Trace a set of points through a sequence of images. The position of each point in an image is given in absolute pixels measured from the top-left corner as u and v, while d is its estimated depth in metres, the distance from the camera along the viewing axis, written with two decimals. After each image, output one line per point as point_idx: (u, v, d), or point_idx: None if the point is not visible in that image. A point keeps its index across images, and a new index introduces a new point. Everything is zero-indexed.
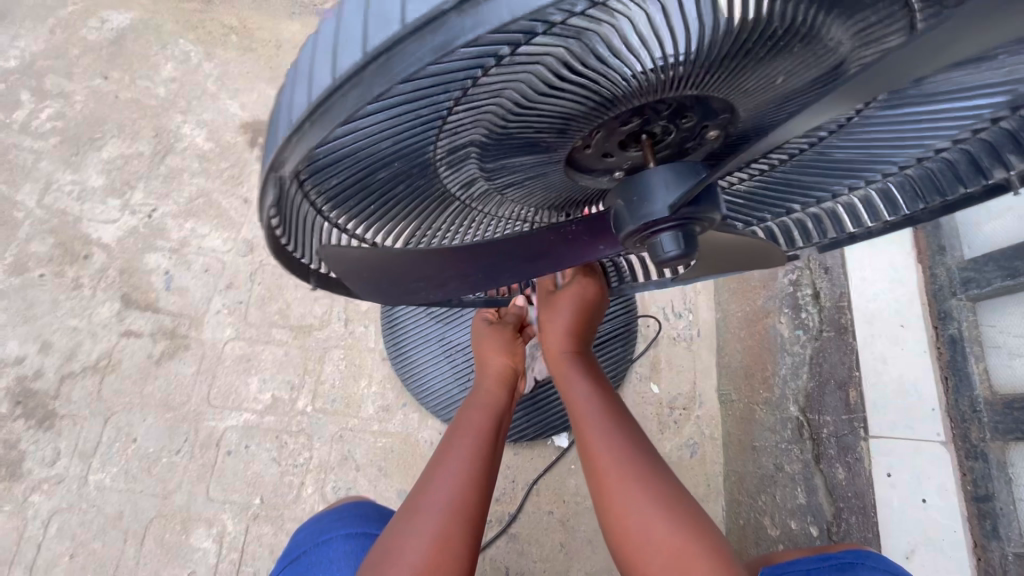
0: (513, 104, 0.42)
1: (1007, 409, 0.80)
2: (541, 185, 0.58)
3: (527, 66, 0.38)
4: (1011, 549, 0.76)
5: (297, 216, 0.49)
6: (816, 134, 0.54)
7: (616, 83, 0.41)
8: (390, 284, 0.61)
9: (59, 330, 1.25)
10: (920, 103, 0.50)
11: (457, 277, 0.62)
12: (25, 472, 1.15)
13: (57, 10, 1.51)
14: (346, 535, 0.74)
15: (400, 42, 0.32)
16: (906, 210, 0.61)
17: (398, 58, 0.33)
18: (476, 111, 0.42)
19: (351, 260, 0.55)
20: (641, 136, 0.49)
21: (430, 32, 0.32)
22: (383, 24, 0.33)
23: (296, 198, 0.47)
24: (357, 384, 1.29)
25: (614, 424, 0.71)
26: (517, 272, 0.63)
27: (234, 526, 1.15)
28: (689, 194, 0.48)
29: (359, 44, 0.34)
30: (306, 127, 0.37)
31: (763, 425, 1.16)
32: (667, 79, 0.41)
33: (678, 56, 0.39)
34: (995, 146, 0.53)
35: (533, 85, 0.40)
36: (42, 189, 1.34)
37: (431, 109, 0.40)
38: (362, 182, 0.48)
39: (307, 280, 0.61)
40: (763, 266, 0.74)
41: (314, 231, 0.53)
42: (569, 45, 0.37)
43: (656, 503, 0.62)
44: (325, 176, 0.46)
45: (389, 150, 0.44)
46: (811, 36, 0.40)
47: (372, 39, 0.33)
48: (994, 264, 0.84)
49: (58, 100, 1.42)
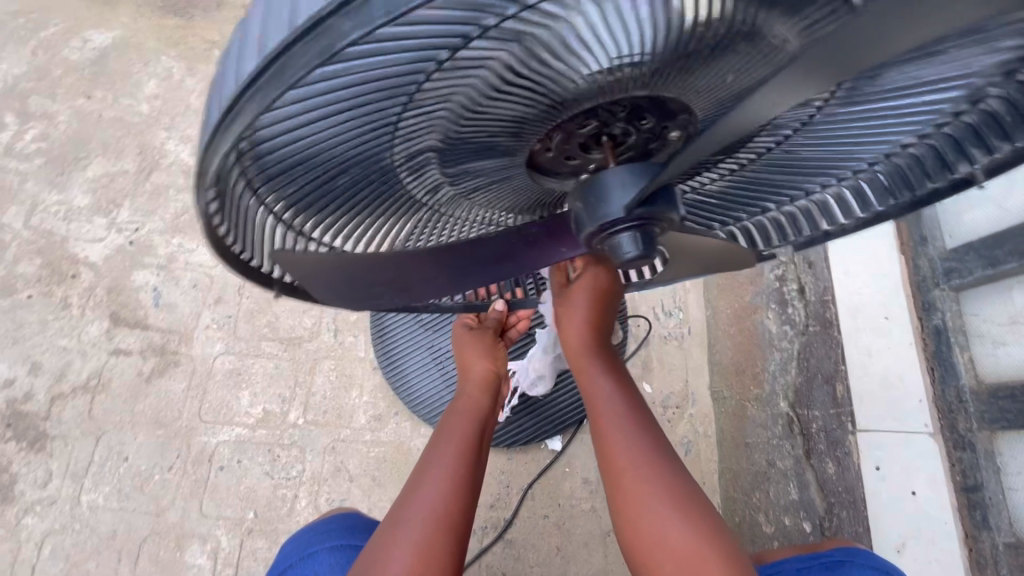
0: (462, 107, 0.41)
1: (993, 399, 0.80)
2: (508, 189, 0.57)
3: (472, 70, 0.38)
4: (1001, 539, 0.76)
5: (250, 221, 0.49)
6: (781, 132, 0.53)
7: (564, 85, 0.40)
8: (355, 290, 0.62)
9: (49, 351, 1.25)
10: (879, 100, 0.50)
11: (424, 281, 0.63)
12: (17, 494, 1.14)
13: (39, 31, 1.51)
14: (331, 547, 0.73)
15: (291, 47, 0.32)
16: (878, 206, 0.61)
17: (291, 63, 0.33)
18: (428, 115, 0.41)
19: (311, 266, 0.55)
20: (601, 138, 0.49)
21: (309, 40, 0.32)
22: (279, 28, 0.33)
23: (245, 203, 0.47)
24: (348, 394, 1.28)
25: (631, 423, 0.66)
26: (486, 277, 0.65)
27: (229, 542, 1.15)
28: (643, 193, 0.49)
29: (254, 53, 0.34)
30: (222, 131, 0.36)
31: (755, 421, 1.15)
32: (617, 80, 0.41)
33: (626, 57, 0.39)
34: (959, 140, 0.53)
35: (479, 89, 0.40)
36: (28, 210, 1.35)
37: (378, 115, 0.40)
38: (320, 187, 0.48)
39: (272, 289, 0.62)
40: (737, 266, 0.73)
41: (270, 236, 0.53)
42: (512, 50, 0.37)
43: (669, 509, 0.59)
44: (280, 183, 0.46)
45: (345, 154, 0.44)
46: (756, 34, 0.39)
47: (269, 43, 0.34)
48: (974, 253, 0.85)
49: (42, 121, 1.43)
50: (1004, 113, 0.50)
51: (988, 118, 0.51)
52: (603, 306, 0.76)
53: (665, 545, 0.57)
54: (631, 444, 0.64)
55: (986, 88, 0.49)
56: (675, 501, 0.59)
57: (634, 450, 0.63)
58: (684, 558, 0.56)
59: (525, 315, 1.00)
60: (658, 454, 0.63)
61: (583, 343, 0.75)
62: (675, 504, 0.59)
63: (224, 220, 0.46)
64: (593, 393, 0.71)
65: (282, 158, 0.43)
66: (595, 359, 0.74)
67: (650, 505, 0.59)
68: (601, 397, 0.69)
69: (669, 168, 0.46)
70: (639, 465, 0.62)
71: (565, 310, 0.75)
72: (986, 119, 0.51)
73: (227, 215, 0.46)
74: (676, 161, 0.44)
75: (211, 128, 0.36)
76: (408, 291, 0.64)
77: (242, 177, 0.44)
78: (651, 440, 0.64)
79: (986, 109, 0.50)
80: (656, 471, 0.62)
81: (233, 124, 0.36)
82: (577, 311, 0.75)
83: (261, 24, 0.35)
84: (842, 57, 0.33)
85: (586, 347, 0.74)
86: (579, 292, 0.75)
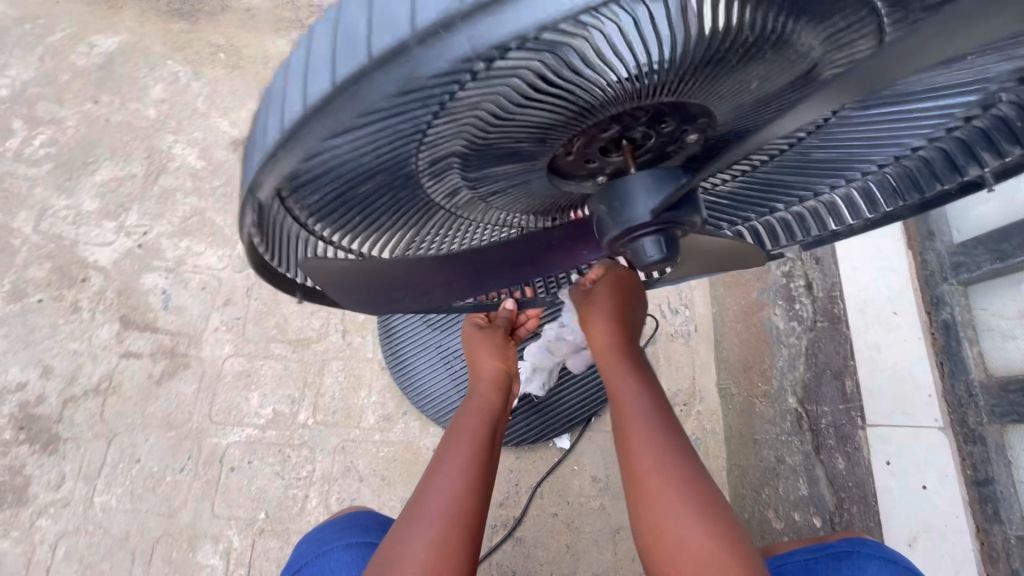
0: (490, 116, 0.41)
1: (1002, 393, 0.82)
2: (526, 193, 0.58)
3: (505, 78, 0.37)
4: (1012, 532, 0.78)
5: (277, 229, 0.50)
6: (798, 134, 0.53)
7: (592, 91, 0.41)
8: (377, 296, 0.63)
9: (60, 354, 1.26)
10: (896, 102, 0.50)
11: (444, 285, 0.65)
12: (30, 496, 1.15)
13: (46, 37, 1.52)
14: (346, 545, 0.74)
15: (368, 72, 0.35)
16: (886, 207, 0.61)
17: (372, 85, 0.35)
18: (455, 123, 0.42)
19: (336, 272, 0.56)
20: (621, 142, 0.50)
21: (393, 65, 0.34)
22: (349, 54, 0.35)
23: (274, 210, 0.47)
24: (357, 395, 1.29)
25: (655, 424, 0.65)
26: (503, 278, 0.66)
27: (241, 542, 1.16)
28: (670, 200, 0.50)
29: (330, 73, 0.36)
30: (280, 153, 0.40)
31: (764, 418, 1.13)
32: (644, 85, 0.42)
33: (657, 64, 0.40)
34: (969, 144, 0.54)
35: (509, 97, 0.39)
36: (37, 215, 1.36)
37: (410, 124, 0.40)
38: (343, 195, 0.48)
39: (292, 292, 0.63)
40: (741, 266, 0.73)
41: (293, 243, 0.54)
42: (545, 59, 0.37)
43: (689, 512, 0.59)
44: (306, 191, 0.46)
45: (372, 163, 0.44)
46: (784, 42, 0.40)
47: (339, 70, 0.35)
48: (982, 248, 0.87)
49: (50, 126, 1.44)
50: (1015, 118, 0.50)
51: (999, 123, 0.51)
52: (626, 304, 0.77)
53: (681, 544, 0.58)
54: (652, 446, 0.63)
55: (998, 94, 0.49)
56: (694, 506, 0.59)
57: (654, 450, 0.63)
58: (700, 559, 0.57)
59: (533, 314, 1.01)
60: (677, 457, 0.62)
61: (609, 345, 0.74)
62: (691, 505, 0.59)
63: (254, 222, 0.47)
64: (618, 391, 0.70)
65: (311, 169, 0.43)
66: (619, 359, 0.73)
67: (670, 505, 0.59)
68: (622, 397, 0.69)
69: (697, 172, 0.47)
70: (661, 466, 0.61)
71: (590, 309, 0.77)
72: (997, 123, 0.51)
73: (259, 215, 0.47)
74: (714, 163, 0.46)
75: (274, 144, 0.40)
76: (424, 295, 0.65)
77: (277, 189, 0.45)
78: (673, 442, 0.64)
79: (997, 114, 0.51)
80: (677, 472, 0.61)
81: (299, 138, 0.39)
82: (603, 312, 0.76)
83: (330, 52, 0.37)
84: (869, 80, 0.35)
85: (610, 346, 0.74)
86: (604, 294, 0.77)
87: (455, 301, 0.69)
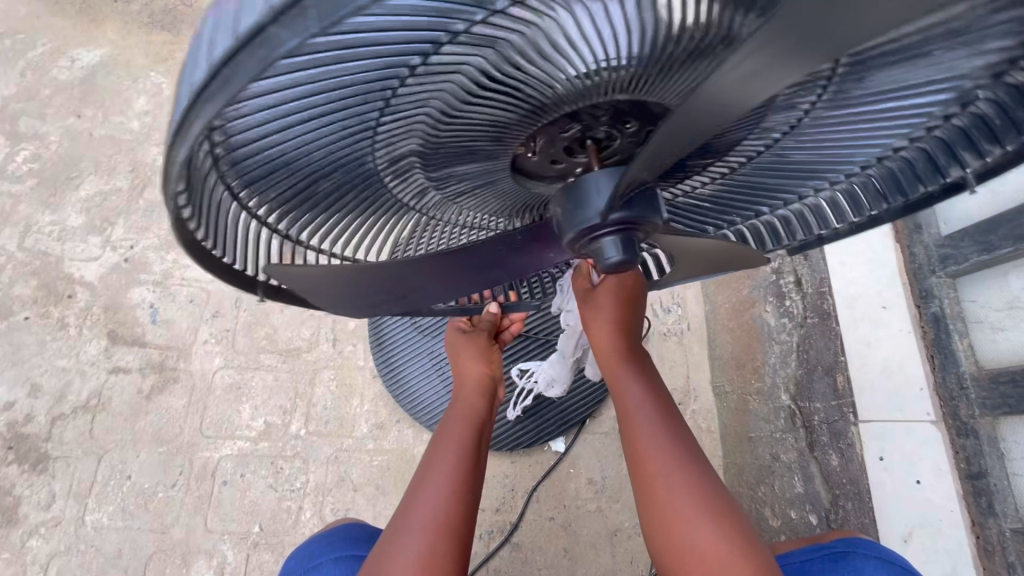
0: (440, 113, 0.41)
1: (993, 384, 0.81)
2: (496, 194, 0.58)
3: (448, 76, 0.38)
4: (1007, 525, 0.77)
5: (235, 227, 0.50)
6: (769, 137, 0.53)
7: (544, 88, 0.40)
8: (348, 298, 0.64)
9: (48, 372, 1.24)
10: (866, 103, 0.49)
11: (423, 292, 0.65)
12: (21, 517, 1.14)
13: (27, 52, 1.51)
14: (335, 559, 0.73)
15: (238, 53, 0.30)
16: (871, 210, 0.61)
17: (232, 75, 0.31)
18: (406, 122, 0.41)
19: (300, 276, 0.57)
20: (586, 141, 0.49)
21: (255, 47, 0.30)
22: (225, 31, 0.30)
23: (227, 209, 0.47)
24: (349, 404, 1.28)
25: (667, 429, 0.64)
26: (481, 281, 0.66)
27: (235, 556, 1.15)
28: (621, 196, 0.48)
29: (204, 58, 0.31)
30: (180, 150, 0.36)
31: (757, 415, 1.14)
32: (598, 83, 0.41)
33: (604, 62, 0.39)
34: (949, 144, 0.53)
35: (455, 95, 0.40)
36: (22, 232, 1.34)
37: (357, 119, 0.40)
38: (303, 192, 0.49)
39: (253, 291, 0.59)
40: (741, 267, 0.72)
41: (249, 237, 0.52)
42: (486, 55, 0.37)
43: (703, 515, 0.58)
44: (262, 186, 0.46)
45: (325, 156, 0.44)
46: (732, 37, 0.39)
47: (215, 49, 0.31)
48: (969, 239, 0.87)
49: (33, 142, 1.43)
50: (992, 118, 0.49)
51: (977, 123, 0.51)
52: (631, 309, 0.74)
53: (694, 547, 0.57)
54: (665, 449, 0.63)
55: (974, 92, 0.49)
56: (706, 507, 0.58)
57: (663, 451, 0.62)
58: (711, 561, 0.56)
59: (519, 318, 0.99)
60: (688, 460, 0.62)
61: (615, 349, 0.73)
62: (703, 506, 0.58)
63: (204, 228, 0.46)
64: (623, 395, 0.69)
65: (260, 162, 0.43)
66: (625, 360, 0.72)
67: (678, 505, 0.59)
68: (632, 399, 0.68)
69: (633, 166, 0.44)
70: (670, 468, 0.61)
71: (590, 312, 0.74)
72: (976, 121, 0.50)
73: (200, 220, 0.45)
74: (641, 158, 0.43)
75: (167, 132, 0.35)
76: (407, 301, 0.67)
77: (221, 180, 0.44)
78: (688, 454, 0.63)
79: (974, 113, 0.50)
80: (688, 476, 0.61)
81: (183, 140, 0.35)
82: (604, 315, 0.73)
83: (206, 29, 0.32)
84: (811, 46, 0.31)
85: (615, 352, 0.73)
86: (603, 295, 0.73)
87: (438, 305, 0.70)
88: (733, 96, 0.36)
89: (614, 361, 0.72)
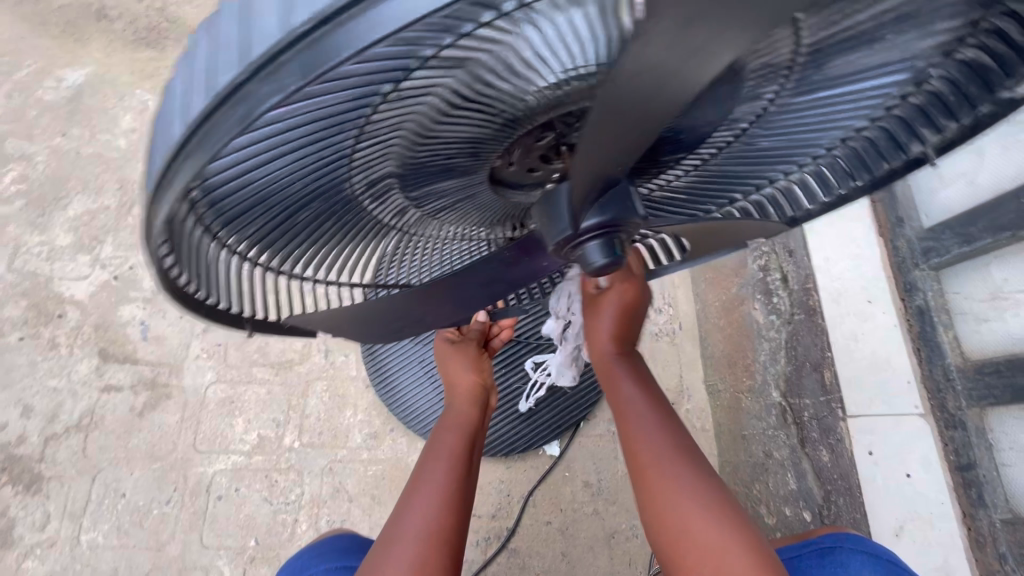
0: (414, 134, 0.41)
1: (979, 375, 0.82)
2: (476, 207, 0.59)
3: (419, 97, 0.37)
4: (998, 517, 0.78)
5: (213, 267, 0.48)
6: (738, 126, 0.52)
7: (517, 100, 0.40)
8: (352, 322, 0.65)
9: (40, 392, 1.24)
10: (827, 88, 0.49)
11: (425, 312, 0.66)
12: (16, 539, 1.14)
13: (13, 73, 1.52)
14: (326, 570, 0.73)
15: (212, 112, 0.32)
16: (840, 189, 0.61)
17: (216, 128, 0.32)
18: (383, 143, 0.41)
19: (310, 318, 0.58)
20: (560, 149, 0.49)
21: (232, 105, 0.32)
22: (200, 86, 0.32)
23: (205, 247, 0.45)
24: (340, 413, 1.28)
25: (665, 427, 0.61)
26: (481, 296, 0.66)
27: (232, 570, 1.15)
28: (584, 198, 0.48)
29: (181, 115, 0.33)
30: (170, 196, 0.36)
31: (750, 413, 1.10)
32: (570, 92, 0.41)
33: (576, 69, 0.39)
34: (908, 121, 0.54)
35: (429, 114, 0.39)
36: (11, 253, 1.34)
37: (332, 150, 0.40)
38: (280, 223, 0.47)
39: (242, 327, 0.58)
40: (726, 248, 0.72)
41: (250, 290, 0.53)
42: (455, 76, 0.36)
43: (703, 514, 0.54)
44: (240, 224, 0.45)
45: (306, 190, 0.44)
46: None
47: (192, 108, 0.32)
48: (950, 232, 0.88)
49: (21, 163, 1.43)
50: (946, 93, 0.50)
51: (933, 99, 0.51)
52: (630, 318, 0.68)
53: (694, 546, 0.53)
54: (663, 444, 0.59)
55: (927, 70, 0.49)
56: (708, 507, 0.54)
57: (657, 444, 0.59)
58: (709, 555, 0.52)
59: (508, 323, 1.00)
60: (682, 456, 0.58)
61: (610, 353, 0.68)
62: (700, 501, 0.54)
63: (182, 269, 0.45)
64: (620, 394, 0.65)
65: (238, 200, 0.42)
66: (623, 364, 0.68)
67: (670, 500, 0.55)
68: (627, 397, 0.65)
69: (575, 174, 0.44)
70: (659, 459, 0.58)
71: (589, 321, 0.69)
72: (932, 98, 0.51)
73: (182, 264, 0.45)
74: (614, 152, 0.42)
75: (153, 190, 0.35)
76: (406, 324, 0.69)
77: (198, 222, 0.43)
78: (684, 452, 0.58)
79: (930, 90, 0.50)
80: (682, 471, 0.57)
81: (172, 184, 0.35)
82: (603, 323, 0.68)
83: (182, 89, 0.34)
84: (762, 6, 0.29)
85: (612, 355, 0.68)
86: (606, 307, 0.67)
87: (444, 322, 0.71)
88: (696, 67, 0.33)
89: (612, 371, 0.68)
